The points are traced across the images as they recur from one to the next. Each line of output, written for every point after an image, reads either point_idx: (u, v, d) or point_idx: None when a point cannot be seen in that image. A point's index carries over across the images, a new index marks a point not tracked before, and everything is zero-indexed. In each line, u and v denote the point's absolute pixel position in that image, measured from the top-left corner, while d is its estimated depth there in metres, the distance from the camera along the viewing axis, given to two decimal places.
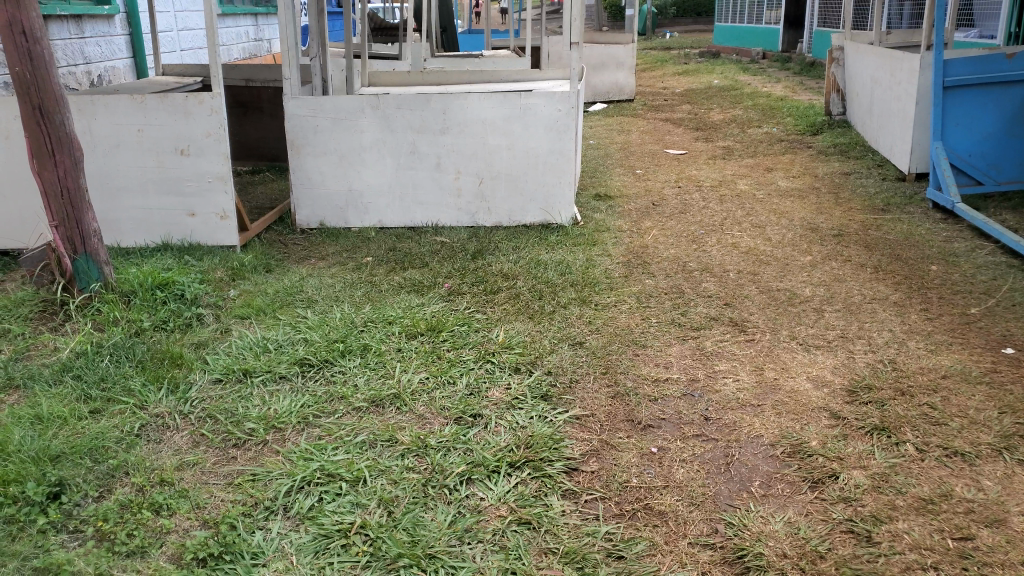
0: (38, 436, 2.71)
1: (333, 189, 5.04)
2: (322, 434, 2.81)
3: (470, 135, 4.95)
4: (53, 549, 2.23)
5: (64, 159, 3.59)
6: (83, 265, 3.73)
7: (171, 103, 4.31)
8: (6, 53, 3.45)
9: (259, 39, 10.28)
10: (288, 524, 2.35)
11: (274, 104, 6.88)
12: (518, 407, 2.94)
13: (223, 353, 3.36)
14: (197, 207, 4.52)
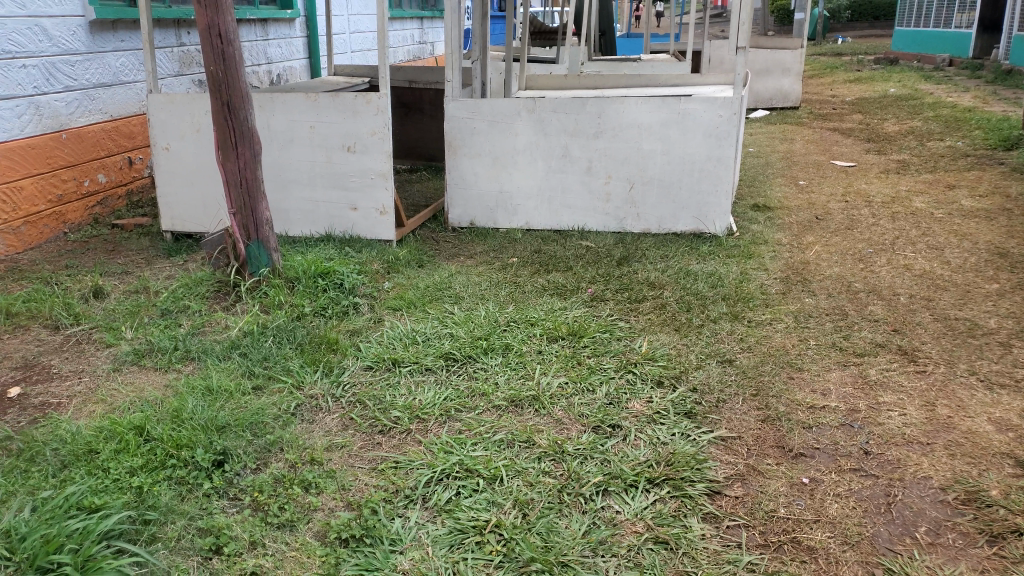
0: (207, 406, 2.94)
1: (484, 189, 5.13)
2: (462, 428, 2.85)
3: (624, 139, 4.89)
4: (215, 513, 2.41)
5: (245, 152, 3.87)
6: (255, 251, 4.02)
7: (341, 102, 4.54)
8: (203, 53, 3.76)
9: (423, 41, 10.68)
10: (426, 515, 2.40)
11: (434, 105, 7.11)
12: (659, 422, 2.86)
13: (374, 342, 3.50)
14: (359, 202, 4.74)
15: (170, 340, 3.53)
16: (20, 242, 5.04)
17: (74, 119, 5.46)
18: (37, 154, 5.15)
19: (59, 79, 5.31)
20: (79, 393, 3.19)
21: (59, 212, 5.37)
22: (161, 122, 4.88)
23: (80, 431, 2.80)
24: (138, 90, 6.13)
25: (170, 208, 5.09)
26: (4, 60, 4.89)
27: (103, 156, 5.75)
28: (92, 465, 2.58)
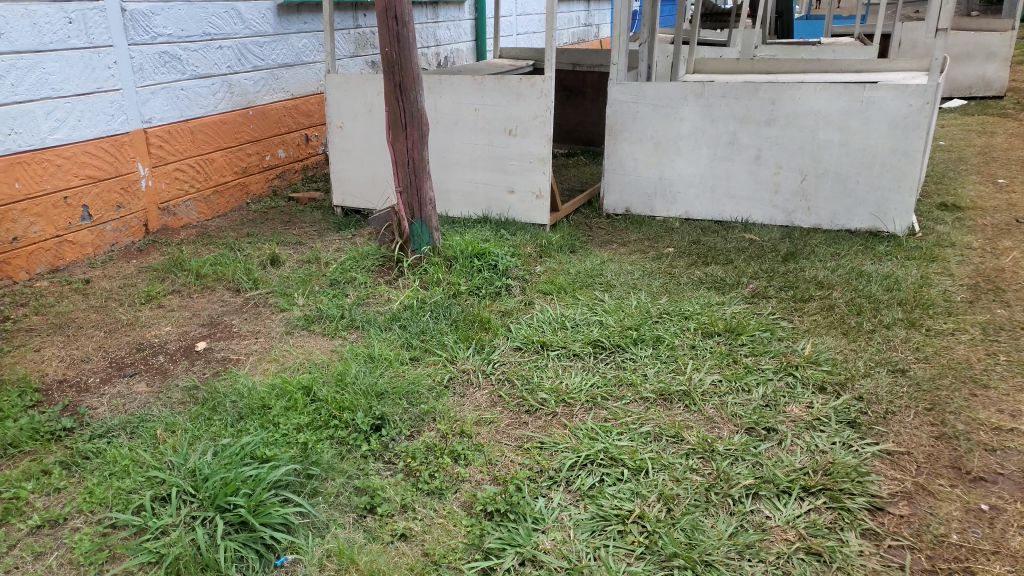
0: (368, 372, 3.11)
1: (644, 175, 5.05)
2: (609, 416, 2.84)
3: (798, 128, 4.65)
4: (370, 474, 2.55)
5: (413, 133, 4.03)
6: (418, 229, 4.18)
7: (506, 86, 4.61)
8: (380, 35, 3.93)
9: (588, 24, 10.63)
10: (569, 498, 2.42)
11: (596, 90, 7.07)
12: (819, 429, 2.71)
13: (526, 324, 3.55)
14: (517, 185, 4.81)
15: (337, 309, 3.76)
16: (210, 210, 5.54)
17: (260, 97, 5.91)
18: (228, 129, 5.62)
19: (249, 59, 5.76)
20: (256, 351, 3.47)
21: (244, 184, 5.84)
22: (337, 102, 5.17)
23: (256, 386, 3.05)
24: (317, 71, 6.53)
25: (341, 184, 5.40)
26: (204, 42, 5.36)
27: (283, 132, 6.19)
28: (265, 419, 2.81)
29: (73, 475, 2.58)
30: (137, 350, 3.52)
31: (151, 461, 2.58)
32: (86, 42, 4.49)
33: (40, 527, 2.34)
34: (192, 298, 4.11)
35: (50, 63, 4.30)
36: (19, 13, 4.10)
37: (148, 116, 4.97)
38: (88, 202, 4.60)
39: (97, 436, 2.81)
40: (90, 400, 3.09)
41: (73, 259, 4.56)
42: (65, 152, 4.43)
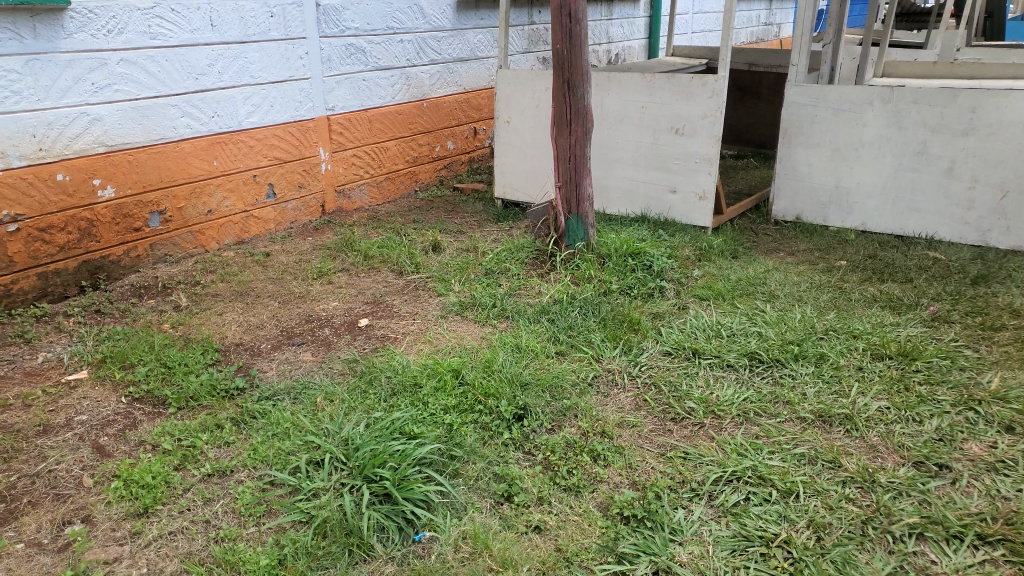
0: (514, 362, 3.15)
1: (818, 183, 4.76)
2: (760, 433, 2.70)
3: (1001, 139, 4.21)
4: (510, 462, 2.58)
5: (577, 128, 4.02)
6: (573, 225, 4.17)
7: (677, 84, 4.49)
8: (553, 31, 3.95)
9: (769, 23, 10.18)
10: (710, 512, 2.32)
11: (773, 91, 6.76)
12: (1002, 473, 2.44)
13: (678, 328, 3.44)
14: (680, 185, 4.68)
15: (489, 298, 3.83)
16: (381, 195, 5.83)
17: (435, 90, 6.13)
18: (403, 120, 5.88)
19: (427, 53, 5.99)
20: (412, 332, 3.61)
21: (413, 172, 6.09)
22: (506, 96, 5.26)
23: (410, 365, 3.18)
24: (490, 65, 6.69)
25: (503, 177, 5.49)
26: (388, 35, 5.62)
27: (454, 125, 6.40)
28: (415, 397, 2.91)
29: (242, 431, 2.81)
30: (306, 322, 3.77)
31: (309, 426, 2.76)
32: (283, 35, 4.85)
33: (210, 475, 2.56)
34: (358, 277, 4.33)
35: (252, 53, 4.69)
36: (230, 7, 4.50)
37: (332, 104, 5.29)
38: (273, 181, 4.98)
39: (264, 397, 3.04)
40: (261, 363, 3.35)
41: (257, 233, 4.96)
42: (257, 135, 4.81)
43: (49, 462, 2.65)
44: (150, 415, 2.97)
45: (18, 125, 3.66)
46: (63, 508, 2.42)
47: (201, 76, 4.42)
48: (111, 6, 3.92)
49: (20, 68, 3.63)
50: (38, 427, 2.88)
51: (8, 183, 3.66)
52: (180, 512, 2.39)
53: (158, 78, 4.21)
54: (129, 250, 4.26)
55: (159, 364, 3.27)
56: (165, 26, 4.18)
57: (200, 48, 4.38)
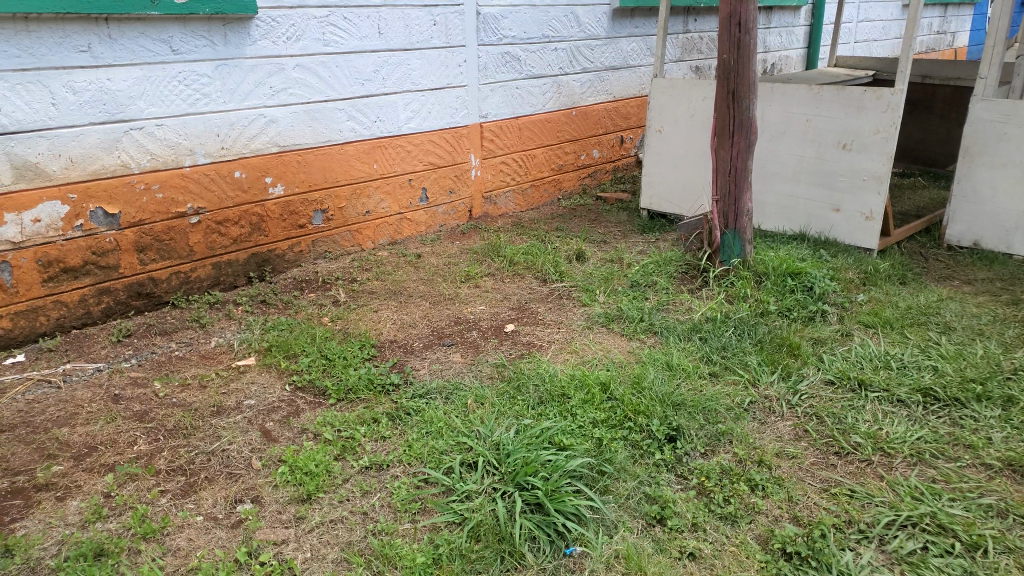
0: (666, 380, 3.08)
1: (1003, 207, 4.37)
2: (938, 478, 2.51)
3: None
4: (662, 484, 2.52)
5: (740, 140, 3.90)
6: (730, 240, 4.04)
7: (847, 96, 4.26)
8: (720, 41, 3.85)
9: (942, 32, 9.50)
10: (882, 558, 2.18)
11: (947, 106, 6.30)
12: None
13: (842, 357, 3.25)
14: (845, 203, 4.43)
15: (638, 311, 3.76)
16: (526, 202, 5.89)
17: (585, 98, 6.13)
18: (552, 128, 5.91)
19: (580, 61, 5.99)
20: (558, 341, 3.60)
21: (558, 180, 6.12)
22: (659, 106, 5.15)
23: (558, 375, 3.17)
24: (641, 74, 6.61)
25: (651, 187, 5.39)
26: (543, 43, 5.66)
27: (601, 133, 6.37)
28: (564, 408, 2.91)
29: (396, 427, 2.90)
30: (455, 323, 3.85)
31: (462, 428, 2.82)
32: (445, 43, 4.99)
33: (368, 468, 2.66)
34: (504, 282, 4.39)
35: (414, 60, 4.85)
36: (397, 15, 4.68)
37: (485, 112, 5.39)
38: (427, 185, 5.14)
39: (418, 395, 3.13)
40: (415, 361, 3.45)
41: (409, 234, 5.13)
42: (415, 140, 4.97)
43: (223, 442, 2.83)
44: (312, 404, 3.12)
45: (205, 125, 3.96)
46: (235, 487, 2.58)
47: (367, 82, 4.62)
48: (292, 15, 4.16)
49: (210, 72, 3.91)
50: (212, 408, 3.09)
51: (194, 178, 3.96)
52: (340, 501, 2.49)
53: (328, 83, 4.43)
54: (294, 245, 4.50)
55: (320, 356, 3.43)
56: (338, 34, 4.40)
57: (368, 55, 4.58)
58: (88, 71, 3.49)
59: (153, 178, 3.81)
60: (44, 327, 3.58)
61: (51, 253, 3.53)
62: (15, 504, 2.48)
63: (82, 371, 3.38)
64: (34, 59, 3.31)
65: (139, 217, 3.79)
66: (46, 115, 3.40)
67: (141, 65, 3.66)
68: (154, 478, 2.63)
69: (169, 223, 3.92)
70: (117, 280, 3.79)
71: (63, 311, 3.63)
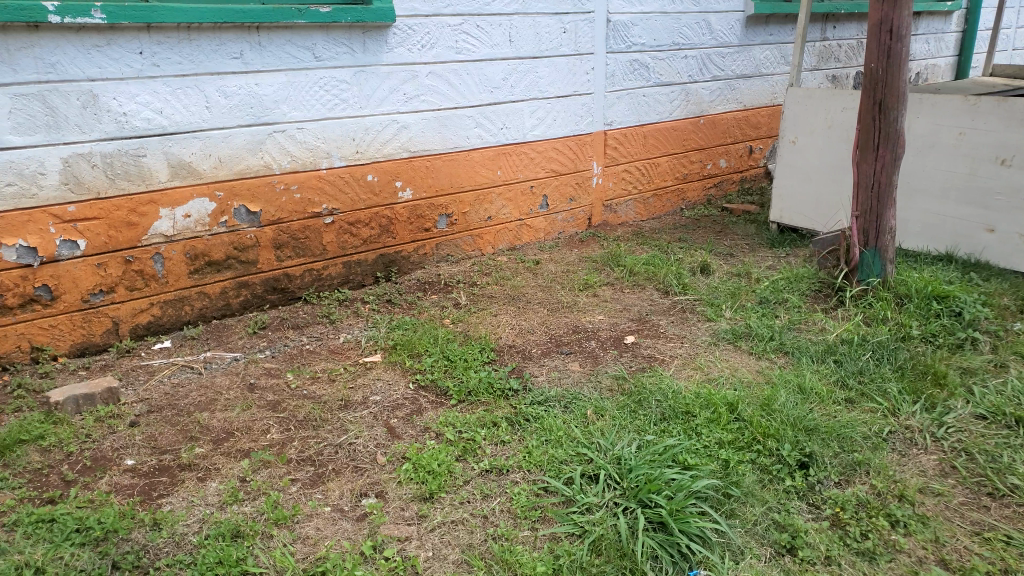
0: (797, 404, 2.94)
1: None
2: None
3: None
4: (792, 512, 2.44)
5: (885, 153, 3.69)
6: (869, 259, 3.83)
7: (1008, 108, 3.95)
8: (868, 49, 3.67)
9: None
10: None
11: None
12: None
13: (995, 390, 3.01)
14: (999, 223, 4.12)
15: (767, 329, 3.62)
16: (647, 212, 5.80)
17: (714, 107, 5.97)
18: (678, 136, 5.80)
19: (710, 69, 5.85)
20: (681, 356, 3.51)
21: (682, 190, 5.99)
22: (794, 116, 4.95)
23: (682, 391, 3.09)
24: (774, 82, 6.38)
25: (781, 200, 5.19)
26: (673, 51, 5.56)
27: (729, 143, 6.20)
28: (688, 426, 2.82)
29: (516, 432, 2.90)
30: (574, 332, 3.83)
31: (582, 439, 2.79)
32: (574, 50, 4.98)
33: (488, 471, 2.67)
34: (625, 292, 4.32)
35: (543, 68, 4.87)
36: (528, 23, 4.71)
37: (611, 119, 5.34)
38: (549, 192, 5.15)
39: (537, 402, 3.12)
40: (533, 367, 3.45)
41: (529, 240, 5.16)
42: (539, 146, 4.99)
43: (350, 436, 2.92)
44: (434, 403, 3.18)
45: (342, 130, 4.11)
46: (361, 481, 2.65)
47: (496, 89, 4.67)
48: (427, 23, 4.27)
49: (349, 78, 4.07)
50: (340, 401, 3.20)
51: (329, 180, 4.12)
52: (461, 503, 2.52)
53: (459, 90, 4.52)
54: (418, 248, 4.61)
55: (442, 357, 3.49)
56: (470, 41, 4.47)
57: (498, 63, 4.64)
58: (239, 76, 3.70)
59: (292, 179, 3.99)
60: (188, 316, 3.82)
61: (198, 247, 3.76)
62: (161, 481, 2.65)
63: (221, 359, 3.58)
64: (192, 65, 3.54)
65: (278, 216, 3.98)
66: (200, 118, 3.63)
67: (286, 71, 3.84)
68: (286, 466, 2.74)
69: (305, 222, 4.10)
70: (256, 275, 4.00)
71: (206, 302, 3.86)
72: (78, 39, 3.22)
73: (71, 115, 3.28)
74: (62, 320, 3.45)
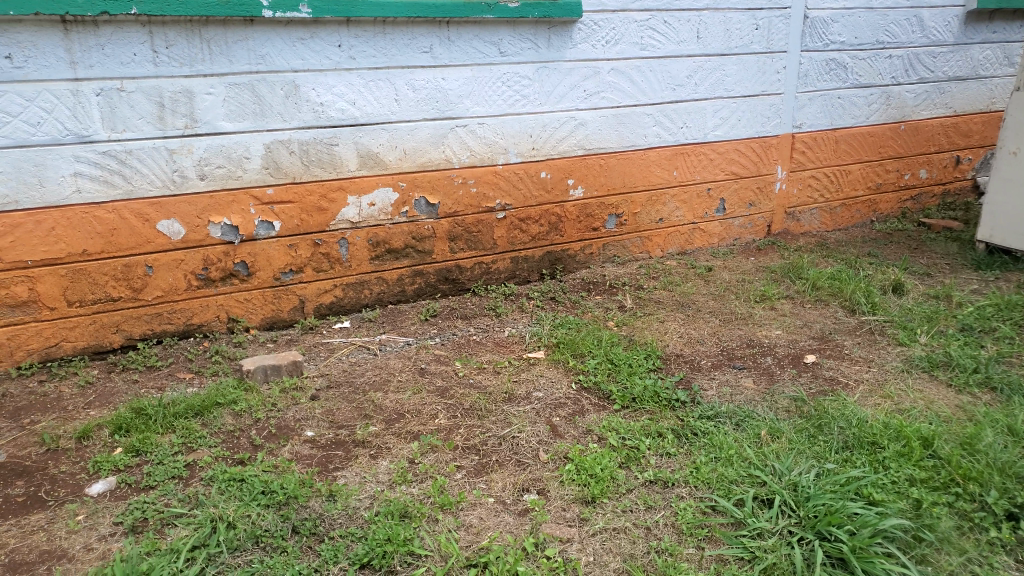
0: (1006, 446, 2.63)
1: None
2: None
3: None
4: (997, 568, 2.17)
5: None
6: None
7: None
8: None
9: None
10: None
11: None
12: None
13: None
14: None
15: (971, 360, 3.27)
16: (833, 222, 5.44)
17: (918, 111, 5.49)
18: (874, 142, 5.38)
19: (918, 70, 5.37)
20: (868, 381, 3.24)
21: (873, 201, 5.56)
22: (1017, 123, 4.43)
23: (869, 419, 2.85)
24: (992, 86, 5.76)
25: (992, 218, 4.67)
26: (876, 49, 5.15)
27: (932, 152, 5.67)
28: (874, 458, 2.60)
29: (682, 445, 2.79)
30: (748, 346, 3.64)
31: (755, 460, 2.64)
32: (765, 48, 4.74)
33: (653, 482, 2.59)
34: (804, 307, 4.07)
35: (730, 66, 4.68)
36: (718, 19, 4.53)
37: (800, 122, 5.04)
38: (726, 196, 4.94)
39: (706, 416, 2.99)
40: (702, 379, 3.31)
41: (701, 245, 4.98)
42: (719, 148, 4.80)
43: (513, 430, 2.94)
44: (597, 406, 3.13)
45: (521, 125, 4.15)
46: (523, 476, 2.65)
47: (678, 87, 4.54)
48: (614, 19, 4.21)
49: (531, 74, 4.09)
50: (504, 394, 3.22)
51: (505, 175, 4.18)
52: (624, 511, 2.45)
53: (640, 88, 4.43)
54: (586, 247, 4.58)
55: (607, 359, 3.43)
56: (656, 38, 4.37)
57: (683, 60, 4.50)
58: (429, 71, 3.82)
59: (470, 174, 4.07)
60: (366, 300, 4.01)
61: (380, 234, 3.93)
62: (336, 454, 2.78)
63: (395, 343, 3.73)
64: (386, 59, 3.69)
65: (454, 209, 4.09)
66: (390, 110, 3.78)
67: (472, 66, 3.92)
68: (452, 453, 2.80)
69: (479, 216, 4.18)
70: (430, 265, 4.13)
71: (383, 287, 4.03)
72: (287, 33, 3.45)
73: (276, 104, 3.52)
74: (256, 295, 3.72)
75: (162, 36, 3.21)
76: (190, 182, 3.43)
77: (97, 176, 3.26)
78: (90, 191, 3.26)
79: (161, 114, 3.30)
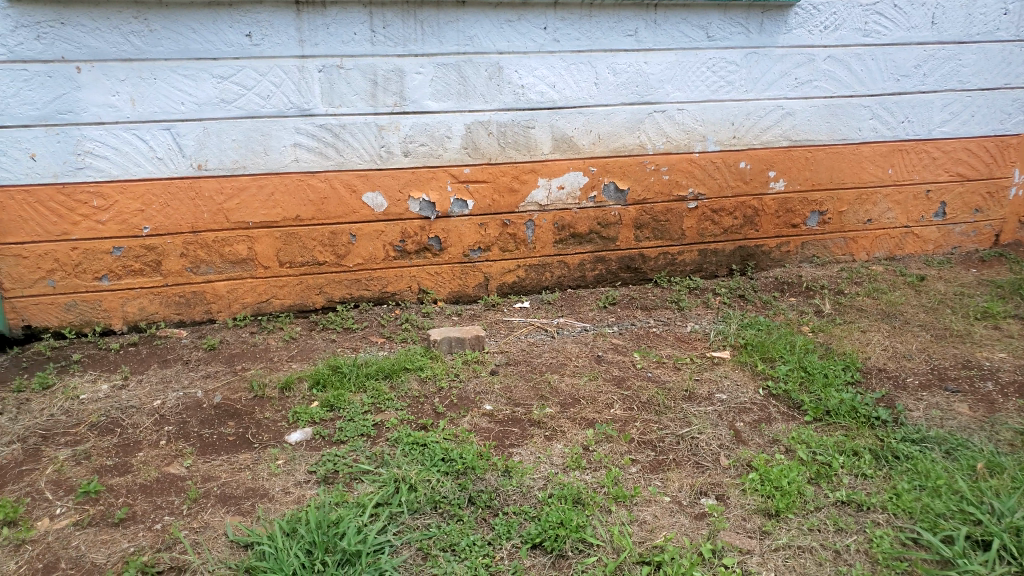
0: None
1: None
2: None
3: None
4: None
5: None
6: None
7: None
8: None
9: None
10: None
11: None
12: None
13: None
14: None
15: None
16: None
17: None
18: None
19: None
20: None
21: None
22: None
23: None
24: None
25: None
26: None
27: None
28: None
29: (882, 468, 2.55)
30: (964, 367, 3.27)
31: (968, 495, 2.35)
32: (1013, 35, 4.20)
33: (844, 503, 2.39)
34: None
35: (968, 55, 4.18)
36: (959, 3, 4.07)
37: None
38: (948, 199, 4.46)
39: (910, 439, 2.71)
40: (908, 399, 3.01)
41: (913, 252, 4.54)
42: (945, 146, 4.33)
43: (692, 429, 2.82)
44: (786, 415, 2.93)
45: (722, 114, 3.97)
46: (702, 479, 2.54)
47: (904, 78, 4.14)
48: (835, 3, 3.91)
49: (739, 60, 3.89)
50: (685, 392, 3.11)
51: (700, 165, 4.01)
52: (811, 530, 2.28)
53: (859, 77, 4.08)
54: (782, 244, 4.31)
55: (799, 367, 3.21)
56: (882, 23, 4.01)
57: (912, 48, 4.09)
58: (631, 55, 3.74)
59: (664, 161, 3.95)
60: (548, 282, 4.03)
61: (567, 218, 3.92)
62: (512, 432, 2.81)
63: (573, 327, 3.71)
64: (588, 41, 3.66)
65: (644, 196, 3.99)
66: (588, 94, 3.75)
67: (676, 50, 3.79)
68: (627, 445, 2.74)
69: (669, 206, 4.05)
70: (614, 252, 4.07)
71: (565, 271, 4.03)
72: (495, 15, 3.50)
73: (479, 85, 3.59)
74: (446, 270, 3.85)
75: (380, 17, 3.38)
76: (395, 157, 3.59)
77: (314, 148, 3.49)
78: (307, 161, 3.50)
79: (373, 91, 3.48)
